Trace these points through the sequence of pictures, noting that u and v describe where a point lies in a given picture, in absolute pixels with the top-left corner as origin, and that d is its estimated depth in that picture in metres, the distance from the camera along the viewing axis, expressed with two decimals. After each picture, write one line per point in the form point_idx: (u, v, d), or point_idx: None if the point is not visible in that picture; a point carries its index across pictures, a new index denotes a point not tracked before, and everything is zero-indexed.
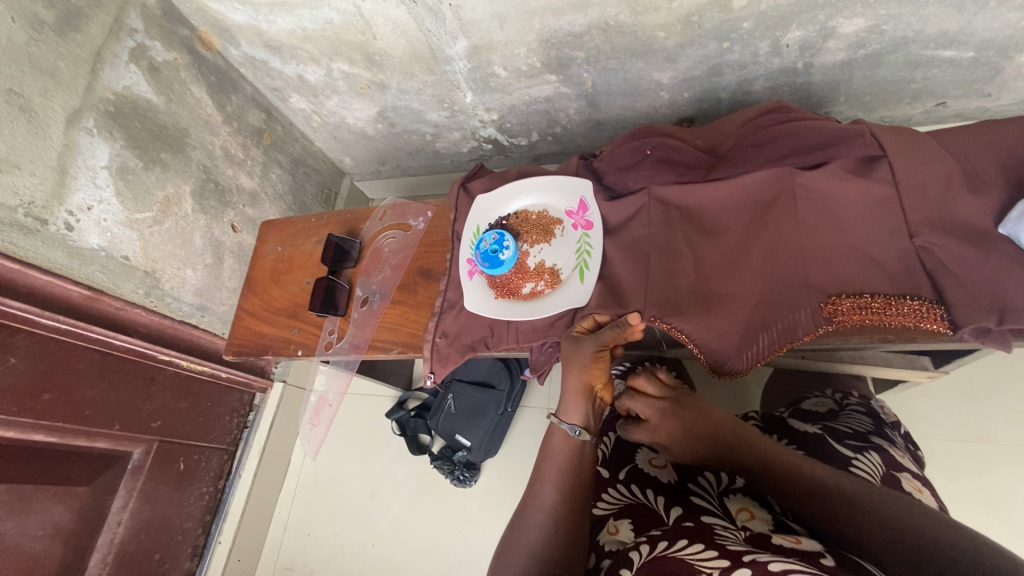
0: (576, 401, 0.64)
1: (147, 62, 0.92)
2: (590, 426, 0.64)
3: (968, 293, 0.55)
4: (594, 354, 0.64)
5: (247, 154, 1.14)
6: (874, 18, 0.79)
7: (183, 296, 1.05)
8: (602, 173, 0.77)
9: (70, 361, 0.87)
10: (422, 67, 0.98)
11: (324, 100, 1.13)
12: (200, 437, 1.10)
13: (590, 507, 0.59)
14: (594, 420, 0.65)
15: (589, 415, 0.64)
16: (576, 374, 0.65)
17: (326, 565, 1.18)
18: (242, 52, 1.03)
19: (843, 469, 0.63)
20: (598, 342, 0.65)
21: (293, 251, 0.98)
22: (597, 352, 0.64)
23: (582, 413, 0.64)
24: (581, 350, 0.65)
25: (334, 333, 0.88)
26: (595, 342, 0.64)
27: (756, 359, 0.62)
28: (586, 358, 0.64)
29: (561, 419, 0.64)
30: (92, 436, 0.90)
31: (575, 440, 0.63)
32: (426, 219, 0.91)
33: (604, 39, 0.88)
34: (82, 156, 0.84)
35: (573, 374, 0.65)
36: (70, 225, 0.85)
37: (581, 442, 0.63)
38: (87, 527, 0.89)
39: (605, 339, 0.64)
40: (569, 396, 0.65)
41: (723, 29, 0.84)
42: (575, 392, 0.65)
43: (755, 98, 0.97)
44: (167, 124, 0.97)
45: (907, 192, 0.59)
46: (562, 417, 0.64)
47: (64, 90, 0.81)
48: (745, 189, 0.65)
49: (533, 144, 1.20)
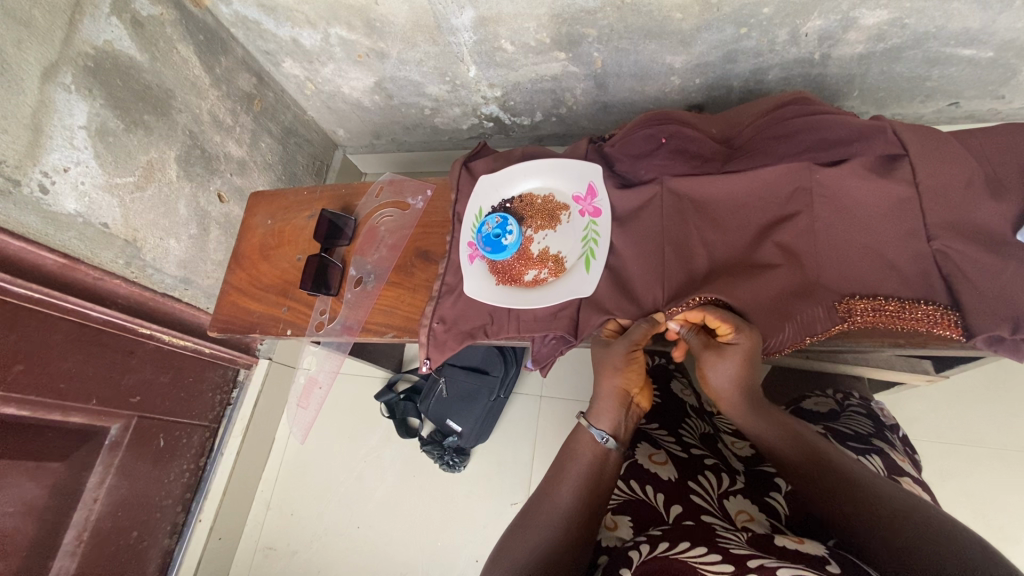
0: (610, 406, 0.62)
1: (130, 15, 0.86)
2: (620, 436, 0.62)
3: (984, 300, 0.54)
4: (626, 356, 0.62)
5: (236, 121, 1.08)
6: (898, 11, 0.77)
7: (165, 267, 1.01)
8: (613, 159, 0.74)
9: (45, 331, 0.83)
10: (424, 37, 0.93)
11: (319, 67, 1.07)
12: (181, 412, 1.07)
13: (592, 505, 0.57)
14: (626, 427, 0.63)
15: (621, 422, 0.62)
16: (608, 379, 0.63)
17: (310, 547, 1.16)
18: (233, 10, 0.96)
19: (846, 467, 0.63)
20: (631, 343, 0.62)
21: (283, 226, 0.93)
22: (629, 355, 0.62)
23: (615, 419, 0.62)
24: (612, 353, 0.63)
25: (326, 314, 0.85)
26: (626, 344, 0.62)
27: (778, 346, 0.61)
28: (618, 362, 0.62)
29: (591, 423, 0.62)
30: (67, 410, 0.86)
31: (603, 448, 0.60)
32: (425, 198, 0.87)
33: (618, 17, 0.84)
34: (58, 113, 0.79)
35: (606, 377, 0.63)
36: (45, 187, 0.79)
37: (609, 452, 0.60)
38: (61, 504, 0.85)
39: (635, 340, 0.62)
40: (601, 400, 0.63)
41: (741, 14, 0.81)
42: (609, 395, 0.62)
43: (768, 88, 0.94)
44: (151, 84, 0.91)
45: (928, 195, 0.58)
46: (591, 422, 0.62)
47: (38, 41, 0.75)
48: (762, 182, 0.63)
49: (536, 125, 1.16)
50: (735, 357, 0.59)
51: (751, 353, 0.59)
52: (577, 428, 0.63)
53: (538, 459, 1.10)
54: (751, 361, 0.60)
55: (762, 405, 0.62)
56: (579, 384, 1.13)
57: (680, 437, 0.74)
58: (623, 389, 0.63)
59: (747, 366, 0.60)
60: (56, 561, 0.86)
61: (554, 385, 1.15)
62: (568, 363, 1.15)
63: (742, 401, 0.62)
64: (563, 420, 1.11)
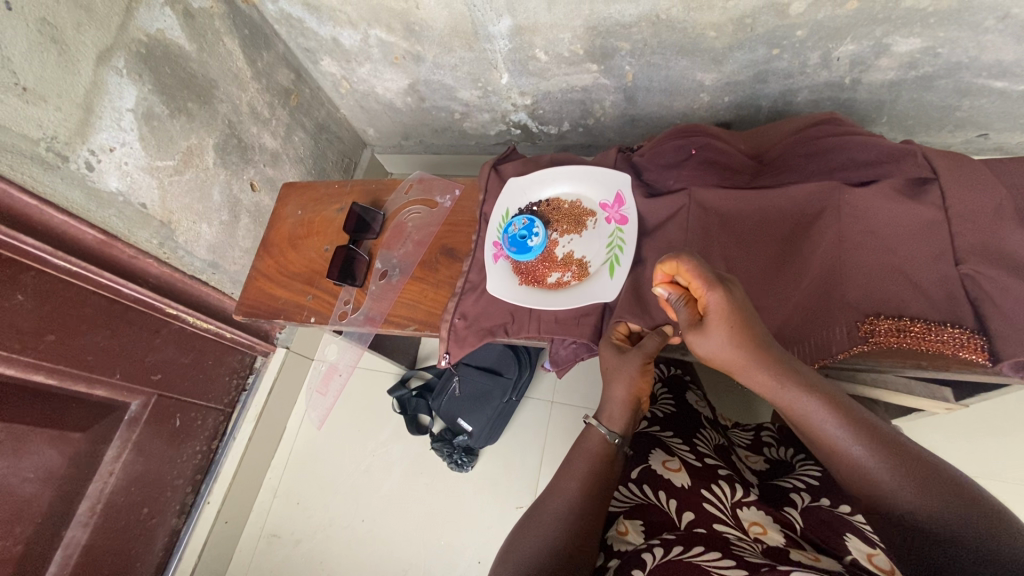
0: (621, 409, 0.62)
1: (182, 7, 0.89)
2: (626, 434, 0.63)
3: (1012, 326, 0.54)
4: (640, 367, 0.61)
5: (273, 114, 1.12)
6: (931, 40, 0.78)
7: (196, 251, 1.03)
8: (641, 169, 0.76)
9: (78, 303, 0.86)
10: (461, 42, 0.96)
11: (355, 67, 1.11)
12: (199, 395, 1.09)
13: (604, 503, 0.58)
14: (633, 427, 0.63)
15: (627, 421, 0.63)
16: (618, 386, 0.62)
17: (313, 537, 1.17)
18: (279, 8, 1.00)
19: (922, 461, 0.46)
20: (646, 357, 0.61)
21: (313, 217, 0.96)
22: (643, 366, 0.61)
23: (625, 420, 0.62)
24: (625, 364, 0.61)
25: (349, 304, 0.86)
26: (639, 356, 0.61)
27: None
28: (631, 372, 0.61)
29: (599, 423, 0.63)
30: (92, 383, 0.89)
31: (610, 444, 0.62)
32: (453, 197, 0.89)
33: (652, 32, 0.86)
34: (109, 96, 0.82)
35: (614, 384, 0.62)
36: (91, 165, 0.82)
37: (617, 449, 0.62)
38: (79, 474, 0.87)
39: (649, 350, 0.61)
40: (610, 402, 0.63)
41: (775, 35, 0.82)
42: (622, 398, 0.62)
43: (796, 110, 0.95)
44: (197, 74, 0.94)
45: (957, 219, 0.58)
46: (602, 420, 0.63)
47: (97, 25, 0.79)
48: (790, 200, 0.64)
49: (562, 134, 1.17)
50: (719, 322, 0.47)
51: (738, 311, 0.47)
52: (586, 426, 0.64)
53: (545, 465, 1.10)
54: (745, 328, 0.47)
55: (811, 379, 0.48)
56: (591, 392, 1.14)
57: (694, 447, 0.73)
58: (634, 395, 0.62)
59: (741, 329, 0.47)
60: (69, 530, 0.87)
61: (566, 391, 1.15)
62: (581, 371, 1.16)
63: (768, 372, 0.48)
64: (573, 427, 1.12)
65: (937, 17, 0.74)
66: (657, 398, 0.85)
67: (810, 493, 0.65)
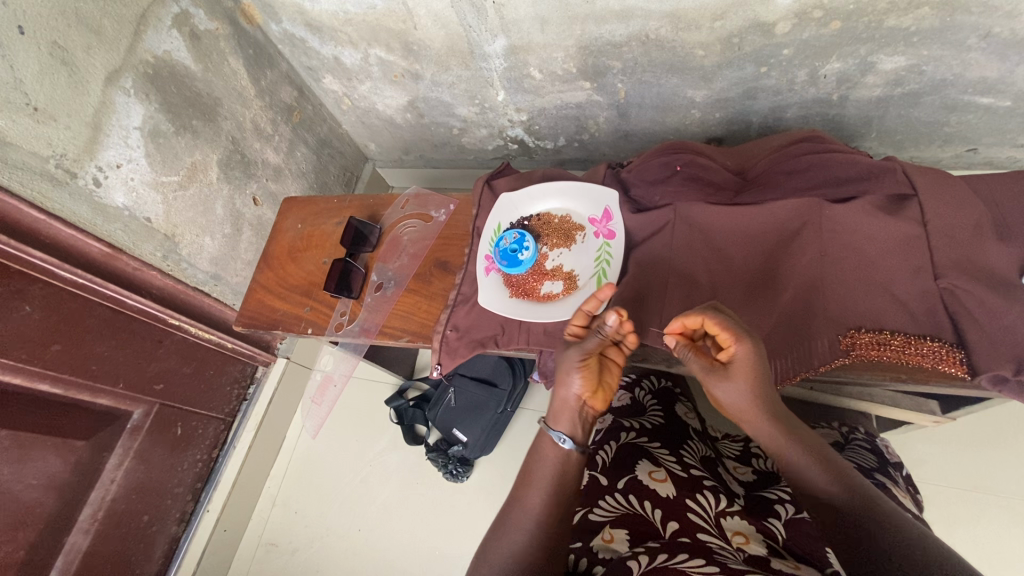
0: (567, 409, 0.58)
1: (189, 28, 0.93)
2: (580, 435, 0.58)
3: (989, 340, 0.54)
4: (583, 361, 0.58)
5: (276, 130, 1.15)
6: (915, 58, 0.79)
7: (198, 263, 1.06)
8: (629, 184, 0.78)
9: (85, 315, 0.89)
10: (457, 61, 0.99)
11: (356, 85, 1.14)
12: (199, 403, 1.11)
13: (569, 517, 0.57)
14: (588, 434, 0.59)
15: (579, 422, 0.58)
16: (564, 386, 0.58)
17: (310, 546, 1.18)
18: (282, 28, 1.03)
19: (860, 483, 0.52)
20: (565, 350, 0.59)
21: (312, 230, 0.98)
22: (583, 359, 0.58)
23: (572, 421, 0.58)
24: (568, 358, 0.58)
25: (345, 316, 0.88)
26: (578, 350, 0.58)
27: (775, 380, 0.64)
28: (572, 365, 0.58)
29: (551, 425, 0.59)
30: (96, 391, 0.91)
31: (563, 449, 0.57)
32: (447, 212, 0.91)
33: (642, 51, 0.88)
34: (117, 115, 0.85)
35: (563, 384, 0.58)
36: (98, 180, 0.85)
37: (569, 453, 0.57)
38: (81, 481, 0.89)
39: (589, 348, 0.58)
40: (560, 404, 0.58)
41: (762, 54, 0.84)
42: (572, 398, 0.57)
43: (787, 125, 0.97)
44: (202, 92, 0.98)
45: (937, 235, 0.59)
46: (551, 425, 0.59)
47: (106, 48, 0.82)
48: (773, 216, 0.65)
49: (558, 149, 1.20)
50: (744, 373, 0.54)
51: (758, 366, 0.53)
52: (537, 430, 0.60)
53: None
54: (760, 380, 0.54)
55: (789, 423, 0.56)
56: None
57: (680, 458, 0.74)
58: (565, 390, 0.58)
59: (758, 381, 0.54)
60: (71, 536, 0.89)
61: None
62: None
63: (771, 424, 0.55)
64: None
65: (920, 35, 0.76)
66: (647, 409, 0.86)
67: (793, 505, 0.65)
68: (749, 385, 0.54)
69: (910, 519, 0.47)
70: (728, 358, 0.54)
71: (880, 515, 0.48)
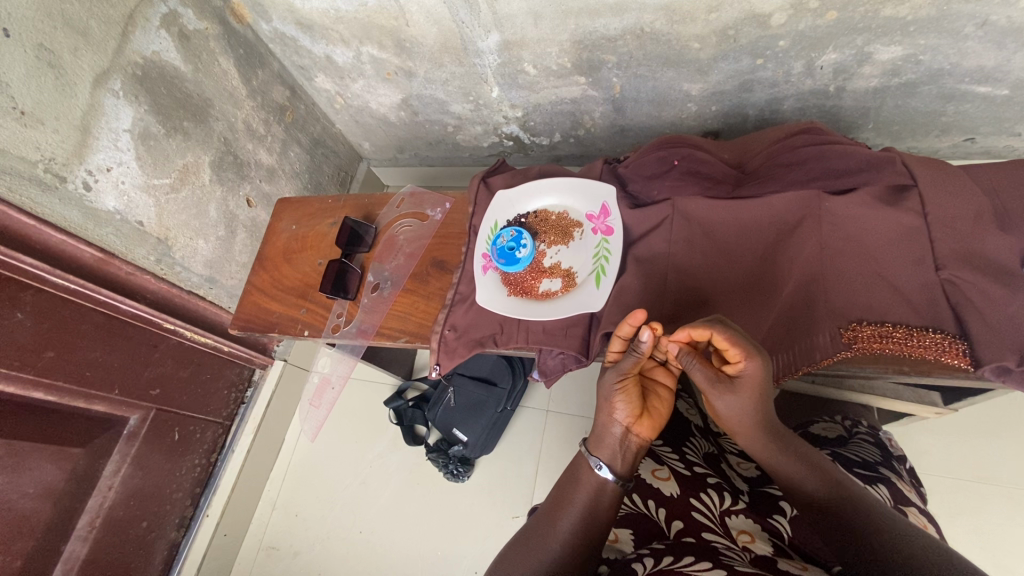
0: (609, 436, 0.57)
1: (177, 29, 0.91)
2: (622, 463, 0.57)
3: (992, 331, 0.54)
4: (618, 385, 0.57)
5: (268, 130, 1.14)
6: (913, 47, 0.78)
7: (193, 266, 1.05)
8: (627, 180, 0.77)
9: (78, 321, 0.88)
10: (451, 58, 0.98)
11: (349, 83, 1.13)
12: (196, 408, 1.10)
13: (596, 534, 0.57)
14: (633, 462, 0.58)
15: (621, 450, 0.57)
16: (605, 413, 0.57)
17: (311, 549, 1.17)
18: (273, 27, 1.02)
19: (849, 484, 0.55)
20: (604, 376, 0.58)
21: (307, 232, 0.97)
22: (620, 383, 0.57)
23: (615, 448, 0.57)
24: (605, 383, 0.58)
25: (342, 317, 0.88)
26: (614, 373, 0.57)
27: (777, 374, 0.63)
28: (610, 391, 0.57)
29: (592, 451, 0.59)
30: (91, 398, 0.90)
31: (598, 475, 0.57)
32: (443, 211, 0.91)
33: (637, 45, 0.87)
34: (106, 117, 0.84)
35: (604, 409, 0.58)
36: (89, 185, 0.84)
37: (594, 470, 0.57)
38: (78, 489, 0.88)
39: (626, 368, 0.57)
40: (602, 430, 0.58)
41: (758, 45, 0.83)
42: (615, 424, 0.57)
43: (783, 118, 0.96)
44: (192, 93, 0.96)
45: (938, 225, 0.58)
46: (591, 450, 0.58)
47: (93, 49, 0.81)
48: (772, 209, 0.65)
49: (554, 145, 1.19)
50: (748, 388, 0.53)
51: (764, 380, 0.53)
52: (579, 454, 0.60)
53: (542, 474, 1.10)
54: (761, 394, 0.54)
55: (781, 434, 0.57)
56: (586, 400, 1.14)
57: (683, 455, 0.73)
58: (604, 415, 0.58)
59: (760, 395, 0.54)
60: (69, 545, 0.88)
61: (561, 400, 1.16)
62: (576, 381, 1.17)
63: (759, 433, 0.57)
64: (568, 436, 1.12)
65: (917, 25, 0.75)
66: None
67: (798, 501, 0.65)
68: (751, 399, 0.54)
69: (904, 518, 0.50)
70: (736, 374, 0.53)
71: (876, 512, 0.51)
